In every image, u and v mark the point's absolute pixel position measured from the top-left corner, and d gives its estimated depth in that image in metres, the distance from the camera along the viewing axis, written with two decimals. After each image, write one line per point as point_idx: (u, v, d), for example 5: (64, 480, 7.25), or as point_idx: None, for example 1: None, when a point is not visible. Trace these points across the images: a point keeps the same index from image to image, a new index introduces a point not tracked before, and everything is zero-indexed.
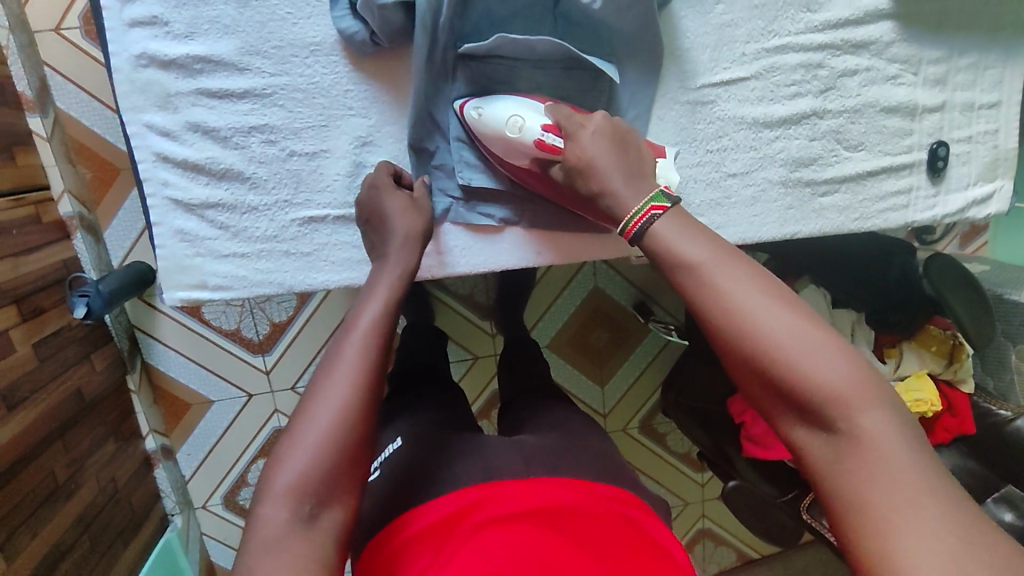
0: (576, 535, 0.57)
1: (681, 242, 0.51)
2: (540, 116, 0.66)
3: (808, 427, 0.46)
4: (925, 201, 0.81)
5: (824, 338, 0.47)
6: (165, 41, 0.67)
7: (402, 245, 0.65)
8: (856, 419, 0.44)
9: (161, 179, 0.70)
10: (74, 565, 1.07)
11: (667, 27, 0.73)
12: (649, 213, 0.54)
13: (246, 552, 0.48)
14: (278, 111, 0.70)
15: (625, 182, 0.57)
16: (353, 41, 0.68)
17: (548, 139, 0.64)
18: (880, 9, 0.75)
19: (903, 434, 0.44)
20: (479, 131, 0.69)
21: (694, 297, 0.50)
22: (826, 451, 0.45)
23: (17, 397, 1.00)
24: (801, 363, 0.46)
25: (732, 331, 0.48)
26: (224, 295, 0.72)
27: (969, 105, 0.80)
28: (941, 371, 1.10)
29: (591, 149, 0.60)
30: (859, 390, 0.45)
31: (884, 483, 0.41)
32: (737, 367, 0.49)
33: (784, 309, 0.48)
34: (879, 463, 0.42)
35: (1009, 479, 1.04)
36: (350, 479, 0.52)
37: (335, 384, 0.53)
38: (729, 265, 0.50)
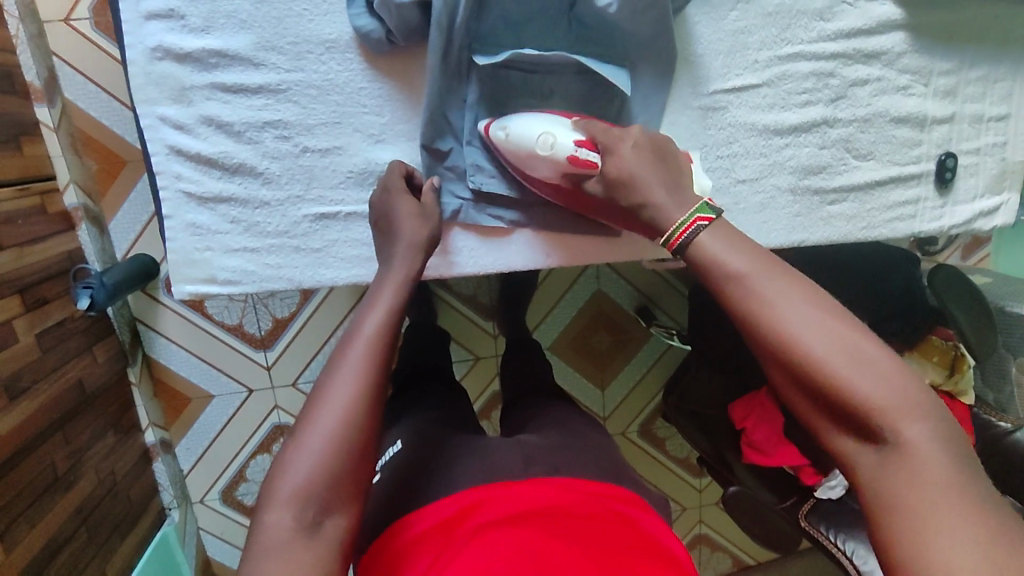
0: (576, 534, 0.57)
1: (726, 253, 0.51)
2: (570, 131, 0.66)
3: (853, 437, 0.47)
4: (931, 212, 0.82)
5: (871, 350, 0.47)
6: (182, 35, 0.67)
7: (412, 253, 0.65)
8: (902, 432, 0.45)
9: (173, 172, 0.70)
10: (72, 557, 1.07)
11: (681, 33, 0.73)
12: (695, 223, 0.54)
13: (251, 557, 0.48)
14: (292, 107, 0.70)
15: (666, 193, 0.58)
16: (368, 39, 0.68)
17: (583, 153, 0.65)
18: (892, 19, 0.76)
19: (947, 447, 0.44)
20: (506, 150, 0.70)
21: (739, 308, 0.50)
22: (871, 462, 0.46)
23: (18, 387, 1.00)
24: (847, 375, 0.46)
25: (777, 343, 0.48)
26: (233, 290, 0.72)
27: (978, 117, 0.81)
28: (943, 381, 1.07)
29: (632, 164, 0.61)
30: (906, 403, 0.45)
31: (928, 495, 0.42)
32: (781, 376, 0.49)
33: (831, 320, 0.48)
34: (924, 474, 0.43)
35: (1006, 491, 1.04)
36: (354, 478, 0.52)
37: (341, 389, 0.53)
38: (775, 277, 0.50)
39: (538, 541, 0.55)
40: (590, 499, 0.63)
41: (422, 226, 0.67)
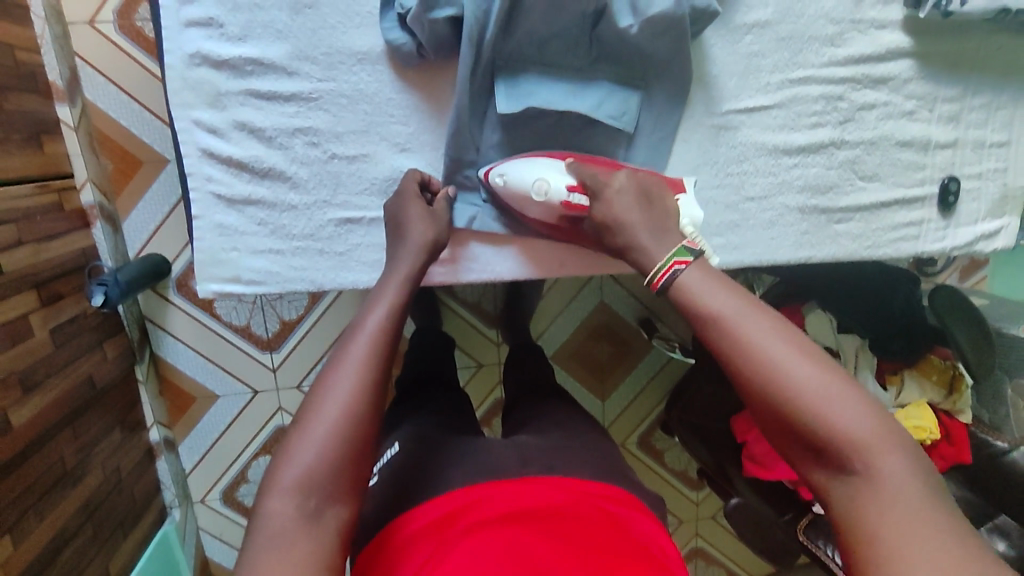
0: (568, 535, 0.58)
1: (708, 291, 0.53)
2: (562, 175, 0.69)
3: (828, 470, 0.47)
4: (935, 233, 0.84)
5: (844, 386, 0.48)
6: (219, 42, 0.69)
7: (418, 253, 0.65)
8: (877, 464, 0.45)
9: (205, 174, 0.72)
10: (76, 552, 1.08)
11: (698, 54, 0.76)
12: (673, 267, 0.55)
13: (251, 546, 0.49)
14: (323, 115, 0.72)
15: (648, 236, 0.59)
16: (399, 52, 0.71)
17: (575, 199, 0.68)
18: (900, 47, 0.79)
19: (921, 479, 0.45)
20: (505, 195, 0.73)
21: (718, 345, 0.51)
22: (847, 494, 0.46)
23: (33, 380, 1.01)
24: (823, 409, 0.47)
25: (757, 380, 0.49)
26: (256, 290, 0.74)
27: (980, 143, 0.83)
28: (940, 400, 1.13)
29: (621, 208, 0.62)
30: (880, 436, 0.46)
31: (910, 527, 0.43)
32: (760, 413, 0.50)
33: (805, 357, 0.49)
34: (900, 506, 0.44)
35: (1001, 509, 1.07)
36: (359, 470, 0.53)
37: (343, 383, 0.54)
38: (755, 315, 0.51)
39: (525, 545, 0.56)
40: (591, 501, 0.64)
41: (431, 228, 0.68)
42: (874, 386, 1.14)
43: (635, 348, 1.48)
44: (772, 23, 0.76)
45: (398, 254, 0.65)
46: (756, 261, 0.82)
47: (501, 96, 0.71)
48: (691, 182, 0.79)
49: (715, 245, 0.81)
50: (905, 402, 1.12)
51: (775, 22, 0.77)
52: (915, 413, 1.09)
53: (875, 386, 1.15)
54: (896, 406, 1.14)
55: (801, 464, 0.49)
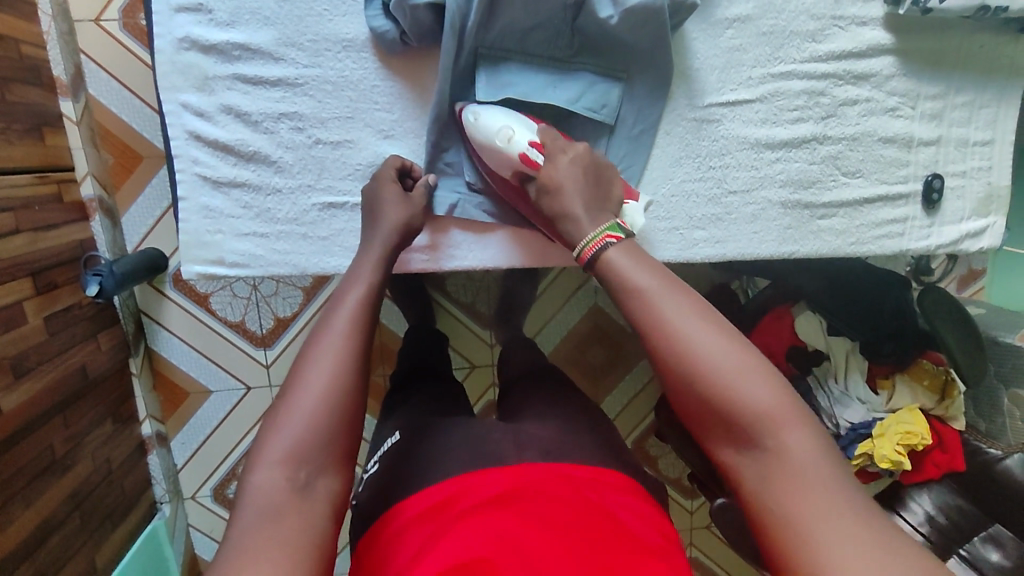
0: (557, 513, 0.55)
1: (630, 268, 0.53)
2: (529, 132, 0.68)
3: (737, 448, 0.47)
4: (919, 231, 0.84)
5: (754, 362, 0.48)
6: (208, 28, 0.71)
7: (389, 234, 0.66)
8: (783, 441, 0.46)
9: (192, 156, 0.73)
10: (62, 541, 1.08)
11: (679, 48, 0.77)
12: (603, 241, 0.56)
13: (237, 522, 0.48)
14: (308, 100, 0.74)
15: (584, 210, 0.60)
16: (383, 39, 0.72)
17: (531, 154, 0.67)
18: (881, 44, 0.79)
19: (826, 456, 0.45)
20: (471, 134, 0.72)
21: (637, 321, 0.51)
22: (756, 472, 0.46)
23: (24, 366, 1.02)
24: (733, 386, 0.47)
25: (670, 355, 0.49)
26: (240, 272, 0.76)
27: (964, 141, 0.84)
28: (933, 406, 1.11)
29: (563, 173, 0.63)
30: (786, 412, 0.47)
31: (807, 498, 0.43)
32: (674, 388, 0.50)
33: (719, 333, 0.49)
34: (802, 480, 0.44)
35: (995, 517, 1.06)
36: (346, 444, 0.53)
37: (327, 357, 0.54)
38: (672, 291, 0.51)
39: (522, 527, 0.53)
40: (580, 484, 0.61)
41: (405, 212, 0.69)
42: (864, 394, 1.11)
43: (629, 351, 1.47)
44: (754, 18, 0.78)
45: (370, 236, 0.66)
46: (739, 255, 0.82)
47: (482, 87, 0.73)
48: (673, 174, 0.80)
49: (697, 238, 0.81)
50: (897, 406, 1.10)
51: (756, 17, 0.78)
52: (909, 419, 1.07)
53: (866, 389, 1.11)
54: (887, 410, 1.11)
55: (714, 443, 0.49)
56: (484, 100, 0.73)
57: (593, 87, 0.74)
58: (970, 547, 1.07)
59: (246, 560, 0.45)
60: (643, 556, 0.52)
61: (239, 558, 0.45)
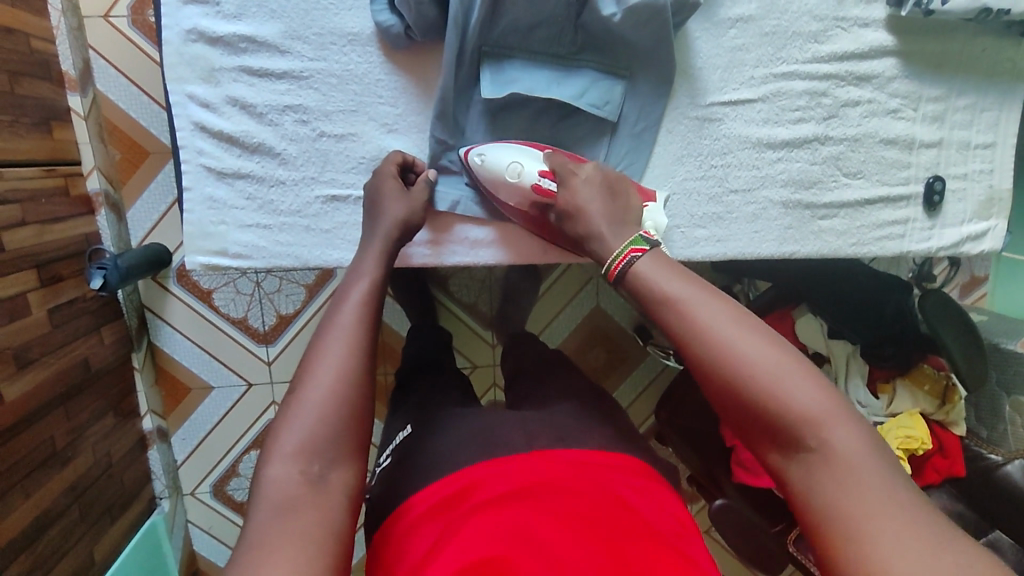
0: (568, 503, 0.55)
1: (660, 277, 0.54)
2: (538, 163, 0.72)
3: (782, 450, 0.47)
4: (921, 233, 0.84)
5: (792, 363, 0.49)
6: (215, 20, 0.72)
7: (391, 230, 0.66)
8: (828, 438, 0.45)
9: (197, 147, 0.74)
10: (61, 533, 1.08)
11: (681, 46, 0.78)
12: (628, 256, 0.57)
13: (255, 520, 0.47)
14: (313, 93, 0.75)
15: (607, 226, 0.61)
16: (388, 34, 0.73)
17: (544, 183, 0.70)
18: (883, 45, 0.80)
19: (873, 451, 0.45)
20: (482, 176, 0.74)
21: (672, 329, 0.52)
22: (803, 473, 0.45)
23: (27, 357, 1.03)
24: (772, 386, 0.47)
25: (708, 361, 0.50)
26: (243, 263, 0.76)
27: (965, 144, 0.84)
28: (933, 411, 1.09)
29: (582, 197, 0.65)
30: (828, 409, 0.46)
31: (857, 496, 0.43)
32: (715, 394, 0.50)
33: (753, 337, 0.50)
34: (852, 478, 0.43)
35: (995, 524, 1.07)
36: (357, 437, 0.53)
37: (336, 349, 0.55)
38: (704, 298, 0.52)
39: (535, 520, 0.53)
40: (589, 471, 0.60)
41: (405, 207, 0.69)
42: (864, 396, 1.11)
43: (631, 353, 1.46)
44: (756, 18, 0.78)
45: (370, 237, 0.66)
46: (739, 254, 0.82)
47: (486, 83, 0.73)
48: (674, 172, 0.80)
49: (698, 237, 0.82)
50: (897, 411, 1.09)
51: (758, 17, 0.78)
52: (908, 423, 1.06)
53: (865, 393, 1.11)
54: (887, 415, 1.10)
55: (759, 447, 0.49)
56: (487, 97, 0.73)
57: (595, 85, 0.75)
58: None
59: (265, 553, 0.45)
60: (661, 546, 0.52)
61: (257, 554, 0.45)
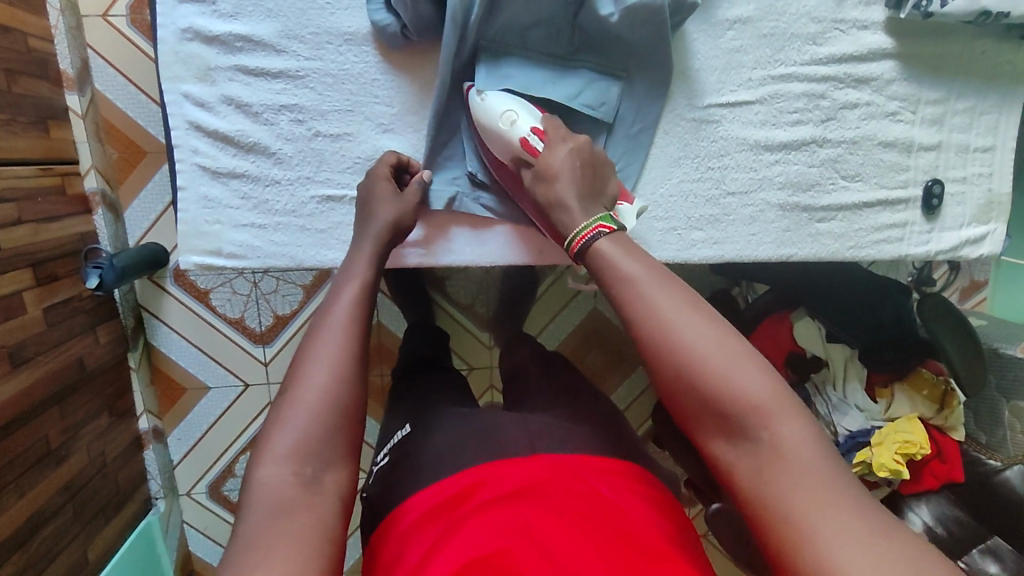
0: (564, 506, 0.55)
1: (619, 258, 0.53)
2: (533, 119, 0.69)
3: (728, 441, 0.46)
4: (919, 236, 0.84)
5: (744, 353, 0.48)
6: (211, 19, 0.72)
7: (383, 231, 0.66)
8: (775, 431, 0.45)
9: (192, 146, 0.74)
10: (54, 532, 1.08)
11: (679, 48, 0.78)
12: (595, 231, 0.56)
13: (246, 521, 0.47)
14: (309, 93, 0.75)
15: (579, 201, 0.59)
16: (384, 33, 0.73)
17: (532, 139, 0.67)
18: (882, 48, 0.80)
19: (818, 446, 0.45)
20: (477, 113, 0.72)
21: (625, 313, 0.51)
22: (749, 464, 0.45)
23: (22, 355, 1.02)
24: (724, 375, 0.47)
25: (660, 346, 0.49)
26: (237, 263, 0.76)
27: (964, 148, 0.84)
28: (932, 416, 1.08)
29: (559, 163, 0.63)
30: (776, 402, 0.46)
31: (800, 490, 0.42)
32: (663, 381, 0.49)
33: (707, 324, 0.49)
34: (795, 472, 0.43)
35: (995, 530, 1.06)
36: (349, 438, 0.52)
37: (328, 348, 0.54)
38: (660, 282, 0.51)
39: (534, 522, 0.53)
40: (584, 473, 0.60)
41: (397, 209, 0.68)
42: (862, 400, 1.10)
43: (629, 356, 1.46)
44: (754, 20, 0.78)
45: (361, 238, 0.66)
46: (736, 257, 0.82)
47: (481, 75, 0.72)
48: (672, 174, 0.80)
49: (696, 239, 0.81)
50: (896, 416, 1.08)
51: (757, 19, 0.78)
52: (906, 427, 1.06)
53: (863, 397, 1.10)
54: (886, 419, 1.09)
55: (704, 437, 0.48)
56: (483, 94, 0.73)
57: (593, 86, 0.74)
58: (969, 559, 1.07)
59: (258, 554, 0.44)
60: (656, 549, 0.51)
61: (250, 556, 0.44)
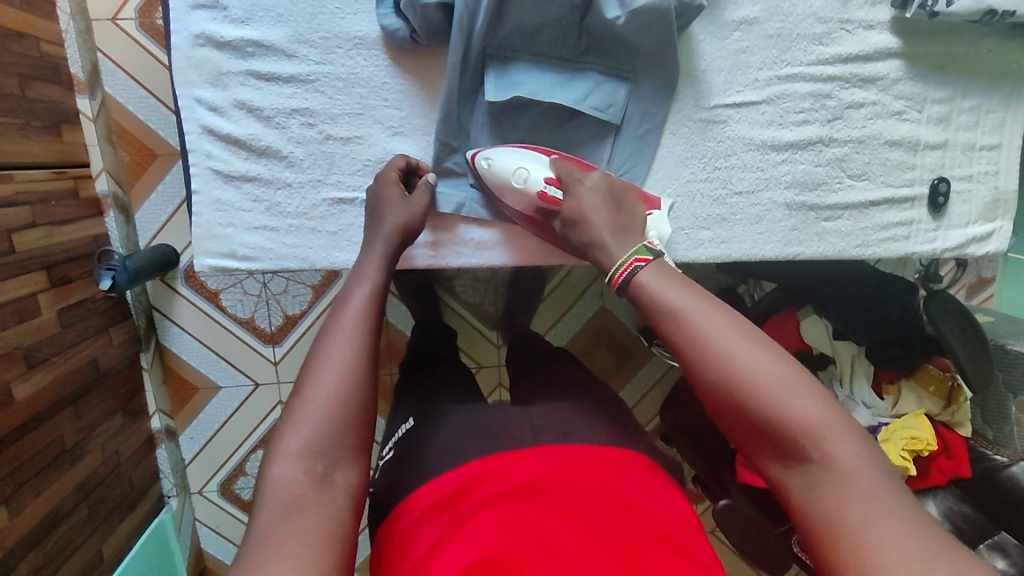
0: (573, 502, 0.55)
1: (663, 287, 0.54)
2: (544, 168, 0.72)
3: (784, 462, 0.47)
4: (925, 234, 0.84)
5: (793, 375, 0.49)
6: (223, 24, 0.73)
7: (393, 235, 0.67)
8: (830, 451, 0.46)
9: (205, 150, 0.75)
10: (70, 531, 1.10)
11: (685, 48, 0.78)
12: (632, 264, 0.57)
13: (260, 518, 0.48)
14: (319, 96, 0.76)
15: (612, 236, 0.62)
16: (394, 38, 0.74)
17: (551, 190, 0.70)
18: (888, 47, 0.80)
19: (873, 464, 0.45)
20: (487, 179, 0.75)
21: (673, 340, 0.52)
22: (805, 485, 0.46)
23: (37, 356, 1.04)
24: (774, 398, 0.48)
25: (710, 372, 0.50)
26: (251, 265, 0.77)
27: (970, 146, 0.84)
28: (939, 412, 1.08)
29: (588, 206, 0.66)
30: (829, 421, 0.47)
31: (859, 509, 0.43)
32: (716, 406, 0.51)
33: (754, 349, 0.50)
34: (853, 492, 0.44)
35: (1000, 525, 1.06)
36: (358, 439, 0.53)
37: (340, 352, 0.55)
38: (706, 309, 0.52)
39: (542, 520, 0.53)
40: (593, 468, 0.60)
41: (405, 213, 0.69)
42: (869, 396, 1.11)
43: (636, 353, 1.46)
44: (760, 20, 0.78)
45: (371, 242, 0.67)
46: (743, 256, 0.82)
47: (490, 83, 0.74)
48: (679, 174, 0.80)
49: (702, 238, 0.82)
50: (902, 412, 1.09)
51: (763, 20, 0.78)
52: (913, 423, 1.05)
53: (870, 394, 1.11)
54: (893, 416, 1.09)
55: (759, 458, 0.49)
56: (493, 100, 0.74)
57: (599, 89, 0.75)
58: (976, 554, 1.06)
59: (271, 550, 0.45)
60: (666, 547, 0.52)
61: (265, 551, 0.45)
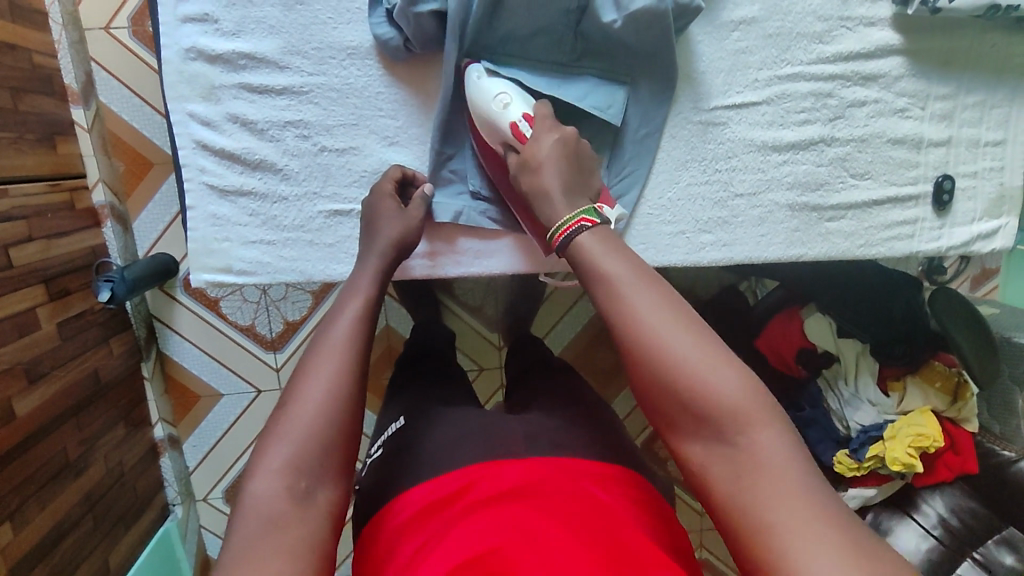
0: (561, 505, 0.54)
1: (602, 256, 0.53)
2: (525, 106, 0.69)
3: (704, 445, 0.46)
4: (930, 232, 0.83)
5: (723, 357, 0.48)
6: (214, 37, 0.72)
7: (388, 249, 0.66)
8: (752, 439, 0.45)
9: (198, 165, 0.74)
10: (75, 543, 1.10)
11: (683, 51, 0.77)
12: (579, 223, 0.56)
13: (236, 535, 0.47)
14: (314, 108, 0.75)
15: (561, 192, 0.59)
16: (387, 47, 0.73)
17: (522, 126, 0.67)
18: (890, 44, 0.79)
19: (796, 456, 0.44)
20: (470, 92, 0.72)
21: (605, 310, 0.51)
22: (725, 470, 0.45)
23: (38, 370, 1.04)
24: (698, 378, 0.47)
25: (638, 346, 0.49)
26: (248, 279, 0.76)
27: (975, 141, 0.83)
28: (946, 408, 1.07)
29: (547, 154, 0.62)
30: (753, 407, 0.46)
31: (775, 497, 0.42)
32: (640, 381, 0.49)
33: (685, 326, 0.49)
34: (769, 480, 0.43)
35: (1007, 519, 1.04)
36: (342, 458, 0.52)
37: (327, 368, 0.54)
38: (643, 282, 0.51)
39: (526, 519, 0.52)
40: (579, 476, 0.59)
41: (401, 227, 0.68)
42: (875, 395, 1.08)
43: None
44: (759, 20, 0.77)
45: (365, 256, 0.66)
46: (747, 258, 0.82)
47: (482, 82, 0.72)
48: (679, 178, 0.79)
49: (704, 242, 0.81)
50: (909, 409, 1.07)
51: (763, 19, 0.77)
52: (920, 421, 1.04)
53: (876, 392, 1.08)
54: (898, 413, 1.07)
55: (678, 438, 0.48)
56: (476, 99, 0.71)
57: (596, 92, 0.74)
58: (984, 550, 1.04)
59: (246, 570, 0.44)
60: (650, 551, 0.51)
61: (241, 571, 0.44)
